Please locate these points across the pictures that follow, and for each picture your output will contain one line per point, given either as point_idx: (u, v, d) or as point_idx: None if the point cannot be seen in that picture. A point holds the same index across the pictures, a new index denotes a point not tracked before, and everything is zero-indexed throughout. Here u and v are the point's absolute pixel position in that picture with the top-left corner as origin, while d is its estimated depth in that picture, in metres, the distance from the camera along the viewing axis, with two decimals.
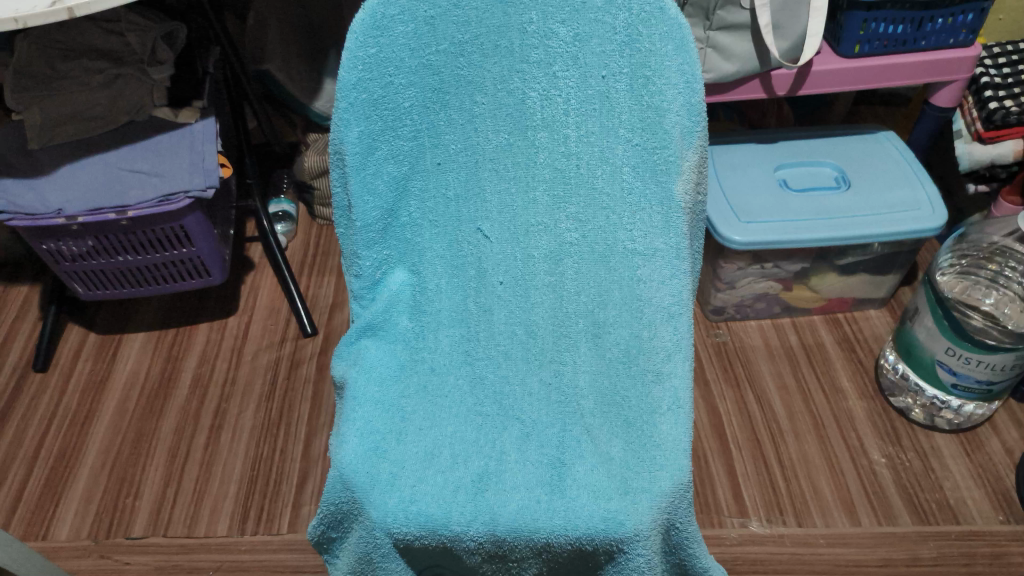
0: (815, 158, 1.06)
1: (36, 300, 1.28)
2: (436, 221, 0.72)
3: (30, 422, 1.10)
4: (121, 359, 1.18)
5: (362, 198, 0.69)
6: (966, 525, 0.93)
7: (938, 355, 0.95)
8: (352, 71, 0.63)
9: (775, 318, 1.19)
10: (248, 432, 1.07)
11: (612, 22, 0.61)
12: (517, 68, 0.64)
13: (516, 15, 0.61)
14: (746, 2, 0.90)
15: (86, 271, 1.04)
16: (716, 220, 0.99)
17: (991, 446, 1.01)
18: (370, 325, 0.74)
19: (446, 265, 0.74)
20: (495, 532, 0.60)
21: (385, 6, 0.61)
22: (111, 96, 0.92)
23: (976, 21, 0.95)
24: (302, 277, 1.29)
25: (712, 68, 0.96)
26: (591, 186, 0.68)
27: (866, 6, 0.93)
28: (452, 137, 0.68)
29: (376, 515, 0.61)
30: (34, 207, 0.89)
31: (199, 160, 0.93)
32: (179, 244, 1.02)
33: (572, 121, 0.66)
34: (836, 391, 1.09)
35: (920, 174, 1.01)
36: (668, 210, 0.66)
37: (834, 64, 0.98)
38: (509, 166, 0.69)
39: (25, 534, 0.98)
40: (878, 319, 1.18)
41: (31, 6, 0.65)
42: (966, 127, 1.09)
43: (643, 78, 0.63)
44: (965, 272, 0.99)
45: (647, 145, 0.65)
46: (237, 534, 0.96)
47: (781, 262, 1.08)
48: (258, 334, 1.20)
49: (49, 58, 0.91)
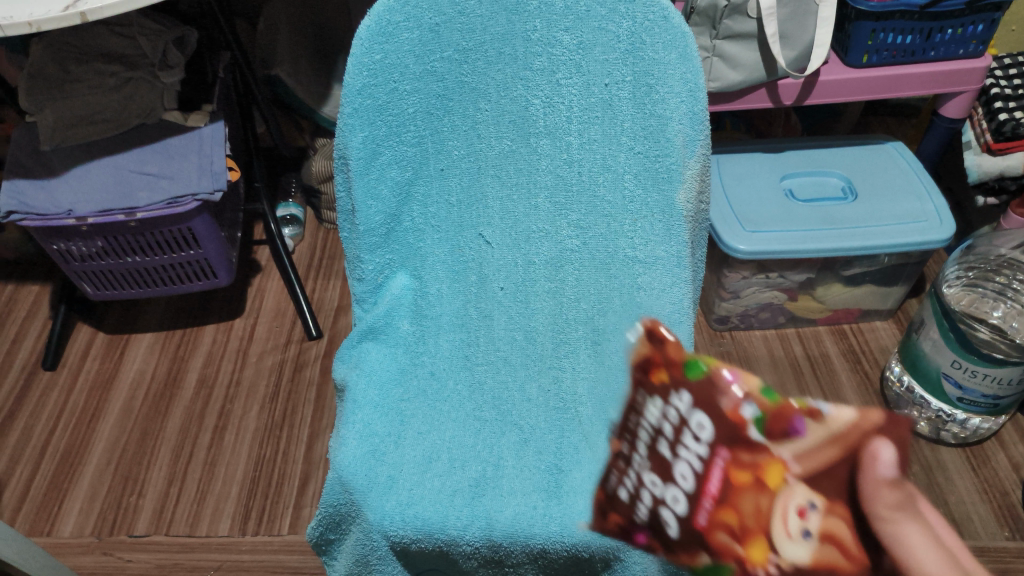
0: (822, 168, 1.06)
1: (47, 299, 1.30)
2: (439, 227, 0.73)
3: (38, 420, 1.12)
4: (129, 359, 1.20)
5: (366, 203, 0.70)
6: (970, 540, 0.92)
7: (944, 368, 0.94)
8: (357, 77, 0.64)
9: (780, 328, 1.18)
10: (252, 433, 1.08)
11: (616, 31, 0.62)
12: (521, 75, 0.64)
13: (520, 23, 0.62)
14: (753, 10, 0.89)
15: (95, 271, 1.05)
16: (721, 227, 0.99)
17: (997, 461, 1.00)
18: (371, 328, 0.74)
19: (447, 270, 0.75)
20: (491, 537, 0.60)
21: (391, 13, 0.62)
22: (122, 100, 0.93)
23: (987, 32, 0.94)
24: (308, 280, 1.30)
25: (718, 76, 0.96)
26: (592, 194, 0.68)
27: (874, 16, 0.92)
28: (455, 143, 0.69)
29: (374, 518, 0.62)
30: (45, 208, 0.90)
31: (207, 164, 0.94)
32: (186, 246, 1.03)
33: (574, 128, 0.66)
34: (841, 403, 1.08)
35: (928, 185, 1.01)
36: (670, 218, 0.66)
37: (840, 73, 0.98)
38: (511, 172, 0.69)
39: (30, 530, 0.99)
40: (884, 331, 1.17)
41: (45, 9, 0.67)
42: (976, 138, 1.08)
43: (646, 86, 0.63)
44: (972, 284, 0.99)
45: (649, 153, 0.65)
46: (239, 534, 0.97)
47: (787, 272, 1.07)
48: (264, 336, 1.21)
49: (62, 60, 0.92)
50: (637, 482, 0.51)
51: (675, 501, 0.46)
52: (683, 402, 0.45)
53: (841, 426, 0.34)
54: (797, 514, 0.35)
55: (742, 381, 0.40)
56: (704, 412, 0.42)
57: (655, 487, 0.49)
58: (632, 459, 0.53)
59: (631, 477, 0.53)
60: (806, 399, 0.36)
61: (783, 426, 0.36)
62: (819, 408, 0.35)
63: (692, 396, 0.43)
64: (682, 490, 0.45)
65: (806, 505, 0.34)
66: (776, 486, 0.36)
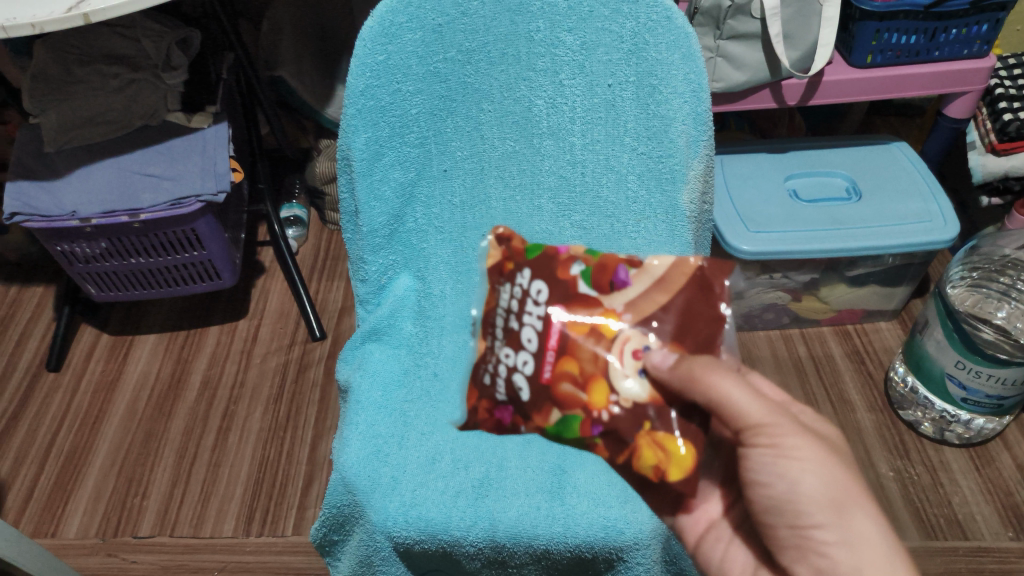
0: (826, 168, 1.06)
1: (51, 301, 1.30)
2: (442, 228, 0.74)
3: (43, 421, 1.12)
4: (132, 360, 1.20)
5: (370, 204, 0.70)
6: (974, 541, 0.92)
7: (948, 368, 0.94)
8: (360, 78, 0.64)
9: (785, 329, 1.18)
10: (256, 434, 1.08)
11: (619, 31, 0.63)
12: (524, 76, 0.66)
13: (523, 23, 0.64)
14: (756, 11, 0.88)
15: (99, 273, 1.05)
16: (725, 228, 0.99)
17: (1001, 461, 1.00)
18: (374, 329, 0.75)
19: (449, 270, 0.75)
20: (495, 538, 0.61)
21: (394, 14, 0.62)
22: (125, 101, 0.93)
23: (991, 32, 0.94)
24: (312, 281, 1.30)
25: (722, 77, 0.95)
26: (595, 194, 0.71)
27: (878, 16, 0.92)
28: (458, 144, 0.70)
29: (377, 519, 0.62)
30: (49, 209, 0.91)
31: (210, 165, 0.94)
32: (189, 247, 1.03)
33: (577, 129, 0.69)
34: (845, 404, 1.08)
35: (932, 186, 1.00)
36: (673, 218, 0.69)
37: (845, 74, 0.98)
38: (514, 173, 0.72)
39: (35, 531, 0.99)
40: (888, 331, 1.17)
41: (49, 12, 0.67)
42: (980, 138, 1.08)
43: (649, 86, 0.65)
44: (976, 284, 0.98)
45: (652, 152, 0.68)
46: (243, 535, 0.97)
47: (791, 273, 1.07)
48: (267, 337, 1.21)
49: (66, 62, 0.92)
50: (518, 368, 0.63)
51: (541, 367, 0.61)
52: (570, 291, 0.62)
53: (669, 276, 0.61)
54: (634, 356, 0.58)
55: (591, 261, 0.64)
56: (584, 299, 0.61)
57: (524, 363, 0.62)
58: (522, 349, 0.63)
59: (518, 367, 0.63)
60: (628, 256, 0.63)
61: (643, 305, 0.60)
62: (648, 271, 0.62)
63: (582, 284, 0.62)
64: (551, 357, 0.61)
65: (642, 347, 0.58)
66: (612, 332, 0.59)
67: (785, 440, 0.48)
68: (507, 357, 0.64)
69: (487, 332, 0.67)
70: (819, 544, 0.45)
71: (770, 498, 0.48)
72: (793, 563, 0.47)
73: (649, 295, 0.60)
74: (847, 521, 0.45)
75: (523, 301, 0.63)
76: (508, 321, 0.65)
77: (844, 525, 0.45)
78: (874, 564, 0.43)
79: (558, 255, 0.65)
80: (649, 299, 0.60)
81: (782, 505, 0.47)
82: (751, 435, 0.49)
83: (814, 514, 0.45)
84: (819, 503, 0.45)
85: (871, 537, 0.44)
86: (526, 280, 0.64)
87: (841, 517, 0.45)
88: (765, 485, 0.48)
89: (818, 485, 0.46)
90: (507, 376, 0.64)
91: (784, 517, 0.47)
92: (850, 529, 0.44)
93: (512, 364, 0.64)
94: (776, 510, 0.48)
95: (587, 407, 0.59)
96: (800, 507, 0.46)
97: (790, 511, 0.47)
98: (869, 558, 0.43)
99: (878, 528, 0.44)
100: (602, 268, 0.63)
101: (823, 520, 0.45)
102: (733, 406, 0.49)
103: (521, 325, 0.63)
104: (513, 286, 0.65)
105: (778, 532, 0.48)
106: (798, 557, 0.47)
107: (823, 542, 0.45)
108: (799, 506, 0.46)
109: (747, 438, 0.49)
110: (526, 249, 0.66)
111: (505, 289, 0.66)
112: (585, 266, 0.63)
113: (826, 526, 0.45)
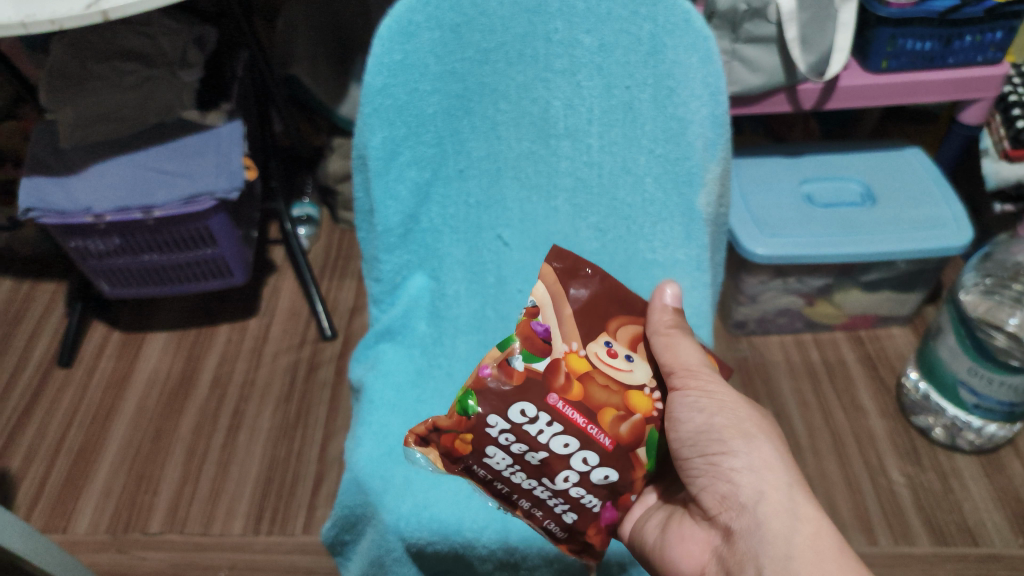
0: (841, 173, 1.06)
1: (62, 298, 1.30)
2: (457, 228, 0.77)
3: (53, 416, 1.12)
4: (143, 357, 1.20)
5: (385, 203, 0.70)
6: (984, 547, 0.92)
7: (960, 374, 0.94)
8: (378, 77, 0.63)
9: (798, 335, 1.18)
10: (266, 433, 1.08)
11: (637, 33, 0.64)
12: (541, 76, 0.68)
13: (541, 24, 0.64)
14: (773, 14, 0.88)
15: (112, 269, 1.05)
16: (739, 233, 0.99)
17: (1012, 469, 1.00)
18: (388, 329, 0.75)
19: (465, 271, 0.79)
20: (507, 540, 0.62)
21: (412, 13, 0.62)
22: (141, 98, 0.93)
23: (1006, 39, 0.94)
24: (323, 280, 1.30)
25: (737, 80, 0.95)
26: (612, 196, 0.74)
27: (894, 22, 0.92)
28: (475, 144, 0.72)
29: (390, 519, 0.62)
30: (64, 205, 0.90)
31: (224, 162, 0.94)
32: (202, 245, 1.03)
33: (594, 131, 0.70)
34: (857, 409, 1.08)
35: (946, 192, 1.00)
36: (690, 222, 0.71)
37: (861, 79, 0.97)
38: (531, 173, 0.75)
39: (45, 526, 0.99)
40: (901, 337, 1.17)
41: (68, 8, 0.67)
42: (994, 145, 1.08)
43: (667, 88, 0.65)
44: (989, 291, 0.97)
45: (669, 154, 0.68)
46: (252, 534, 0.97)
47: (804, 277, 1.07)
48: (278, 336, 1.21)
49: (82, 58, 0.91)
50: (586, 470, 0.57)
51: (597, 445, 0.56)
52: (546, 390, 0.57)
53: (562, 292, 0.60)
54: (614, 356, 0.59)
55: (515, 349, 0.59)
56: (552, 374, 0.58)
57: (579, 457, 0.57)
58: (572, 456, 0.57)
59: (581, 469, 0.57)
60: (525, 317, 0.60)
61: (570, 328, 0.59)
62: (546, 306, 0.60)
63: (540, 367, 0.58)
64: (595, 428, 0.56)
65: (610, 350, 0.59)
66: (585, 364, 0.58)
67: (705, 384, 0.55)
68: (563, 475, 0.57)
69: (507, 480, 0.59)
70: (728, 471, 0.51)
71: (685, 432, 0.54)
72: (701, 492, 0.54)
73: (567, 318, 0.60)
74: (755, 449, 0.52)
75: (520, 438, 0.57)
76: (527, 458, 0.58)
77: (751, 452, 0.52)
78: (777, 489, 0.50)
79: (502, 376, 0.58)
80: (568, 320, 0.60)
81: (698, 436, 0.53)
82: (683, 378, 0.56)
83: (726, 441, 0.52)
84: (731, 432, 0.52)
85: (774, 466, 0.51)
86: (511, 425, 0.57)
87: (751, 446, 0.52)
88: (681, 421, 0.54)
89: (730, 417, 0.53)
90: (584, 483, 0.57)
91: (699, 447, 0.53)
92: (755, 456, 0.51)
93: (577, 471, 0.57)
94: (690, 443, 0.54)
95: (649, 418, 0.57)
96: (713, 436, 0.53)
97: (704, 441, 0.53)
98: (773, 483, 0.50)
99: (781, 459, 0.51)
100: (528, 342, 0.59)
101: (733, 447, 0.52)
102: (676, 356, 0.57)
103: (542, 452, 0.57)
104: (499, 438, 0.57)
105: (690, 464, 0.54)
106: (706, 485, 0.53)
107: (731, 468, 0.51)
108: (712, 435, 0.53)
109: (677, 381, 0.56)
110: (475, 412, 0.58)
111: (495, 446, 0.58)
112: (522, 357, 0.58)
113: (736, 454, 0.52)
